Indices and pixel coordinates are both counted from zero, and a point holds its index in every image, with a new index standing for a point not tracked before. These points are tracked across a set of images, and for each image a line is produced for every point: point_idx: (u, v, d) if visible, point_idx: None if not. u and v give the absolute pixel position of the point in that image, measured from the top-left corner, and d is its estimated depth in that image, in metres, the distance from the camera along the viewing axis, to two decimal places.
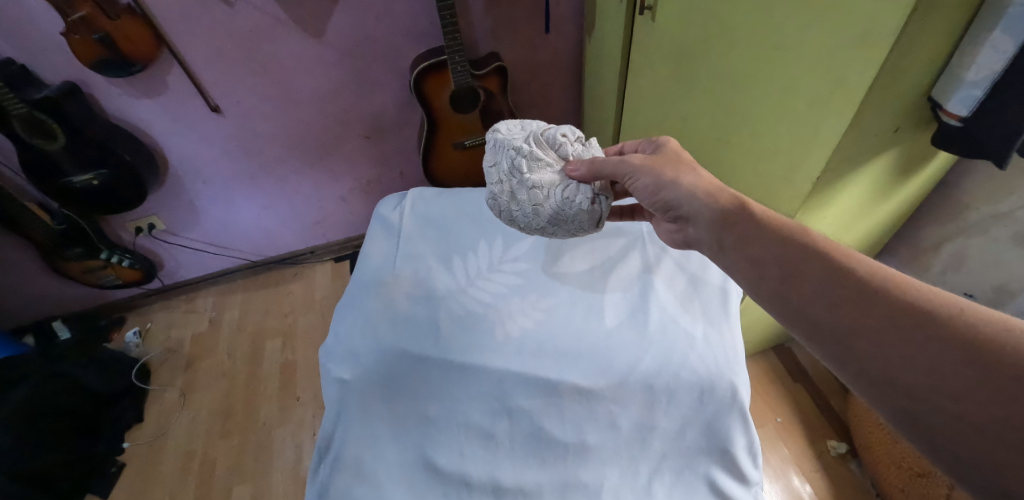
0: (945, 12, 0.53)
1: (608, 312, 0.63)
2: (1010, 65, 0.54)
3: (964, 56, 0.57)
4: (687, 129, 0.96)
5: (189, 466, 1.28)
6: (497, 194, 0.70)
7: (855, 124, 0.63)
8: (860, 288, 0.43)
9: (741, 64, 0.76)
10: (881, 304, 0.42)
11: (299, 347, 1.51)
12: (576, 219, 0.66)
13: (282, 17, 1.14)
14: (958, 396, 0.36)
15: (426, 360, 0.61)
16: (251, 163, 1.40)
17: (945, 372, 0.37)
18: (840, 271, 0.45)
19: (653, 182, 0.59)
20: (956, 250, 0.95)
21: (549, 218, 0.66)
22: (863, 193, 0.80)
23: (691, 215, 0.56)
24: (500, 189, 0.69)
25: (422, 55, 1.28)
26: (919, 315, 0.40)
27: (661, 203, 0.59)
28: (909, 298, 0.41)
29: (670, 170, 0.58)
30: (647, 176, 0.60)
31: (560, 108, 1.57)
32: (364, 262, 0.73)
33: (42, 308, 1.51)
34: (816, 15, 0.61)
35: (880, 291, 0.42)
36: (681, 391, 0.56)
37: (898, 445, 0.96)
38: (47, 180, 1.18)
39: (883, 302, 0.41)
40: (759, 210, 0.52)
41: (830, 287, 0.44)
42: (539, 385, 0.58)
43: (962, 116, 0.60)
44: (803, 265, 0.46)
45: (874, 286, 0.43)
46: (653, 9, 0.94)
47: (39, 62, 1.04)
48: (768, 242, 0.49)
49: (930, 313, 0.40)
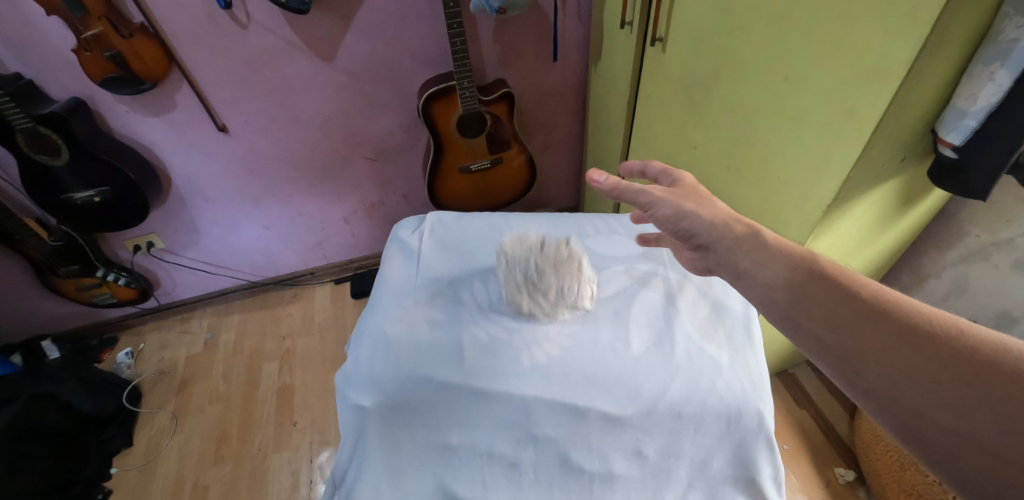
0: (951, 48, 0.56)
1: (634, 338, 0.62)
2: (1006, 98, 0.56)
3: (963, 87, 0.59)
4: (697, 158, 0.98)
5: (177, 494, 1.23)
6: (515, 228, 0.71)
7: (865, 155, 0.64)
8: (869, 311, 0.43)
9: (752, 95, 0.79)
10: (886, 323, 0.42)
11: (297, 370, 1.48)
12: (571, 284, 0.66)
13: (295, 39, 1.15)
14: (962, 414, 0.36)
15: (449, 386, 0.58)
16: (256, 183, 1.40)
17: (947, 396, 0.37)
18: (849, 293, 0.45)
19: (675, 211, 0.58)
20: (958, 277, 0.97)
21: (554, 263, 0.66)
22: (869, 221, 0.82)
23: (710, 243, 0.56)
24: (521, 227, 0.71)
25: (431, 80, 1.30)
26: (924, 339, 0.39)
27: (681, 232, 0.59)
28: (914, 320, 0.41)
29: (690, 202, 0.58)
30: (667, 206, 0.59)
31: (564, 134, 1.60)
32: (382, 285, 0.71)
33: (31, 326, 1.47)
34: (825, 48, 0.64)
35: (886, 313, 0.42)
36: (709, 419, 0.56)
37: (907, 473, 0.96)
38: (48, 196, 1.17)
39: (887, 321, 0.42)
40: (771, 237, 0.53)
41: (840, 310, 0.44)
42: (567, 411, 0.56)
43: (956, 144, 0.63)
44: (813, 287, 0.47)
45: (884, 309, 0.43)
46: (663, 41, 0.97)
47: (49, 78, 1.04)
48: (776, 264, 0.50)
49: (933, 335, 0.39)
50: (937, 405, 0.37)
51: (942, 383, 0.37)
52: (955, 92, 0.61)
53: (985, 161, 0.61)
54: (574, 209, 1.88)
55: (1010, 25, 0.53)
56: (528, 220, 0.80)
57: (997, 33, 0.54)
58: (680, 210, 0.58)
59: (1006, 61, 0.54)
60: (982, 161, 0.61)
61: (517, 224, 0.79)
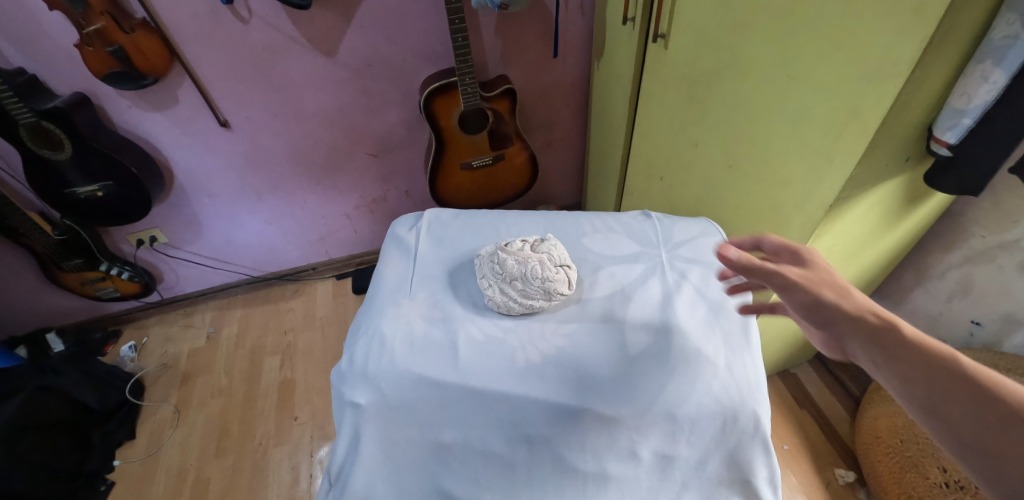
0: (955, 46, 0.55)
1: (629, 338, 0.61)
2: (1003, 92, 0.55)
3: (957, 85, 0.58)
4: (699, 156, 0.98)
5: (179, 487, 1.24)
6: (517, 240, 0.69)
7: (868, 155, 0.64)
8: (897, 350, 0.42)
9: (755, 92, 0.78)
10: (917, 367, 0.41)
11: (299, 365, 1.49)
12: (537, 291, 0.63)
13: (296, 35, 1.15)
14: (993, 454, 0.35)
15: (443, 385, 0.58)
16: (258, 178, 1.40)
17: (981, 434, 0.36)
18: (879, 334, 0.44)
19: (809, 301, 0.48)
20: (963, 277, 0.95)
21: (534, 266, 0.63)
22: (871, 220, 0.80)
23: (845, 339, 0.46)
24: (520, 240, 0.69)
25: (433, 76, 1.30)
26: (954, 385, 0.39)
27: (820, 327, 0.48)
28: (944, 365, 0.40)
29: (828, 292, 0.48)
30: (802, 294, 0.49)
31: (566, 131, 1.59)
32: (378, 282, 0.69)
33: (36, 319, 1.48)
34: (828, 46, 0.63)
35: (918, 357, 0.41)
36: (704, 420, 0.55)
37: (906, 476, 0.95)
38: (51, 190, 1.17)
39: (918, 366, 0.41)
40: (909, 330, 0.43)
41: (871, 350, 0.43)
42: (562, 412, 0.56)
43: (951, 144, 0.61)
44: (844, 327, 0.46)
45: (914, 351, 0.42)
46: (665, 37, 0.97)
47: (52, 73, 1.05)
48: (807, 301, 0.48)
49: (965, 381, 0.39)
50: (973, 445, 0.36)
51: (977, 428, 0.37)
52: (948, 93, 0.60)
53: (987, 156, 0.59)
54: (576, 206, 1.88)
55: (1003, 22, 0.52)
56: (525, 218, 0.79)
57: (991, 31, 0.53)
58: (817, 300, 0.47)
59: (1000, 59, 0.53)
60: (986, 160, 0.60)
61: (514, 222, 0.78)
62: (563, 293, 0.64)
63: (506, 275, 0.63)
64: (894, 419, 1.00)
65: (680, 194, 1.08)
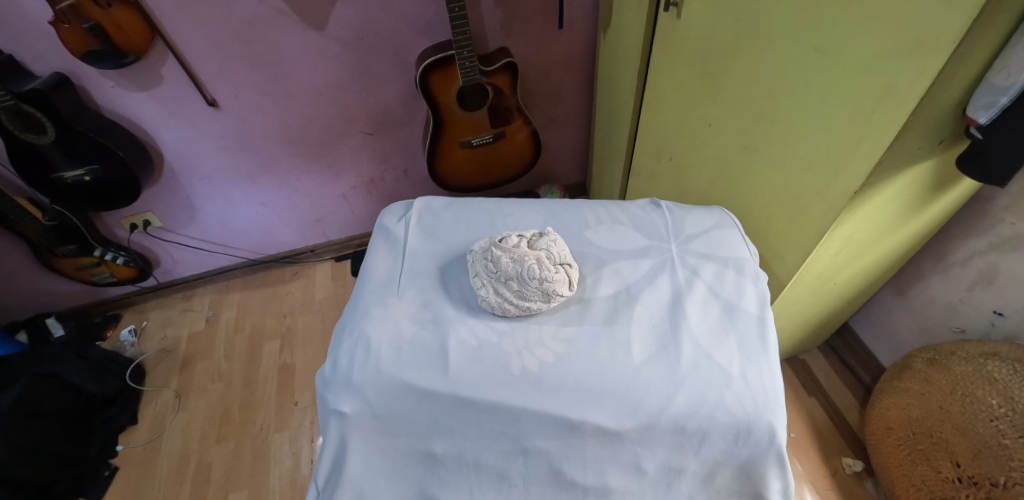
0: (1009, 16, 0.48)
1: (635, 343, 0.56)
2: None
3: (998, 60, 0.52)
4: (711, 136, 0.91)
5: (183, 470, 1.25)
6: (512, 236, 0.62)
7: (900, 139, 0.58)
8: None
9: (777, 67, 0.71)
10: None
11: (298, 349, 1.47)
12: (533, 294, 0.57)
13: (282, 7, 1.07)
14: None
15: (432, 395, 0.53)
16: (250, 159, 1.35)
17: None
18: None
19: None
20: (988, 265, 0.90)
21: (529, 267, 0.57)
22: (897, 206, 0.74)
23: None
24: (518, 235, 0.62)
25: (428, 49, 1.22)
26: None
27: None
28: None
29: None
30: None
31: (570, 107, 1.52)
32: (365, 279, 0.64)
33: (34, 304, 1.47)
34: (863, 17, 0.56)
35: None
36: (715, 434, 0.51)
37: (919, 468, 0.91)
38: (38, 175, 1.13)
39: None
40: None
41: None
42: (561, 426, 0.52)
43: (982, 123, 0.56)
44: None
45: None
46: (678, 5, 0.88)
47: (27, 51, 0.99)
48: None
49: None
50: None
51: None
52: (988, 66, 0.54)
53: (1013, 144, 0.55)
54: (579, 186, 1.82)
55: None
56: (525, 208, 0.74)
57: None
58: None
59: None
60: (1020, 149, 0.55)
61: (511, 213, 0.73)
62: (562, 294, 0.58)
63: (501, 274, 0.58)
64: (907, 411, 0.94)
65: (691, 176, 1.02)
